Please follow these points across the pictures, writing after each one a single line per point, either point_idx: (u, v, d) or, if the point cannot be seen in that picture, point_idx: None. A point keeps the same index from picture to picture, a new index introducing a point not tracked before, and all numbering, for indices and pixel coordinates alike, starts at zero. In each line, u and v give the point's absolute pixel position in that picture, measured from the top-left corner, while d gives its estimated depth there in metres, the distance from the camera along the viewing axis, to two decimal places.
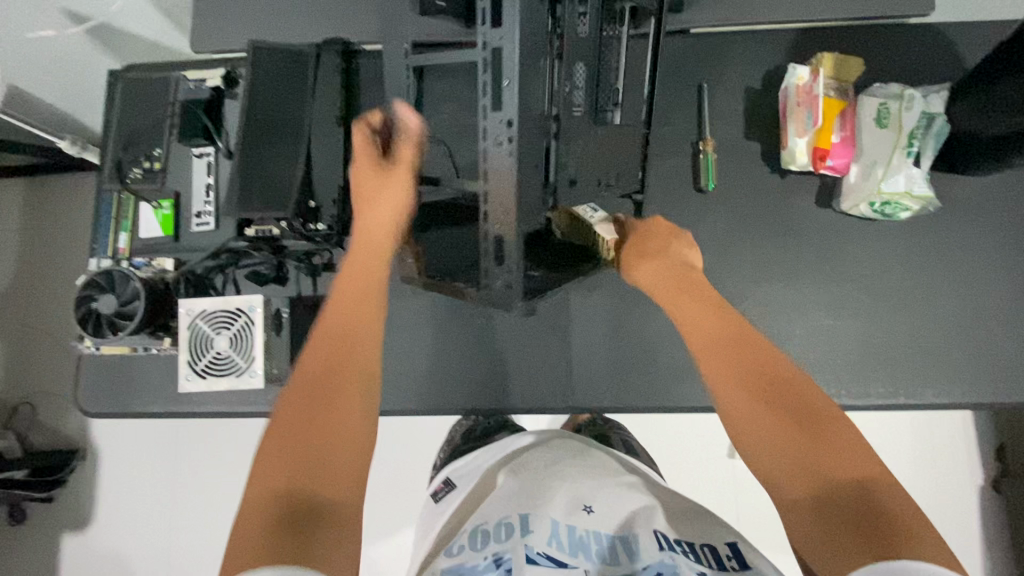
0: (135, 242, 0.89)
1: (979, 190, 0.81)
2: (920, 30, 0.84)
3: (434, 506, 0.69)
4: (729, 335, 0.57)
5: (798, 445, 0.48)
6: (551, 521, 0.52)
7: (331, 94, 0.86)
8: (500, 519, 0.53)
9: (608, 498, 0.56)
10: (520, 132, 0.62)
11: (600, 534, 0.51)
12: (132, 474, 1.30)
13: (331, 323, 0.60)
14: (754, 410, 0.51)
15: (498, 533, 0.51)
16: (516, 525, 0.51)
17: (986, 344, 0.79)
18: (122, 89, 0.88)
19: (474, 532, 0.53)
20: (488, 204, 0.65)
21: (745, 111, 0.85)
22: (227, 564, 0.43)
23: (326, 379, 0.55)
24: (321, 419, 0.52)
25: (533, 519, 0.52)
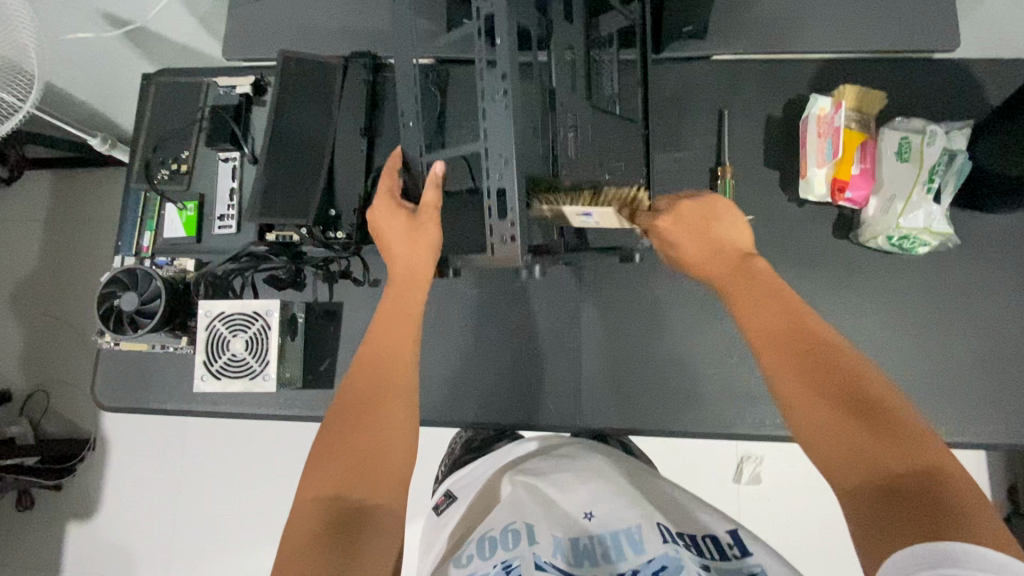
0: (159, 241, 0.91)
1: (1002, 227, 0.80)
2: (944, 66, 0.84)
3: (436, 520, 0.69)
4: (786, 319, 0.56)
5: (857, 433, 0.47)
6: (556, 534, 0.51)
7: (355, 105, 0.88)
8: (507, 526, 0.52)
9: (607, 494, 0.56)
10: (515, 85, 0.60)
11: (603, 534, 0.51)
12: (140, 466, 1.32)
13: (381, 337, 0.65)
14: (808, 394, 0.51)
15: (506, 540, 0.50)
16: (522, 533, 0.50)
17: (1004, 386, 0.78)
18: (157, 92, 0.93)
19: (482, 540, 0.52)
20: (488, 160, 0.62)
21: (765, 139, 0.85)
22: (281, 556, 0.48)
23: (367, 399, 0.59)
24: (363, 434, 0.56)
25: (539, 529, 0.51)
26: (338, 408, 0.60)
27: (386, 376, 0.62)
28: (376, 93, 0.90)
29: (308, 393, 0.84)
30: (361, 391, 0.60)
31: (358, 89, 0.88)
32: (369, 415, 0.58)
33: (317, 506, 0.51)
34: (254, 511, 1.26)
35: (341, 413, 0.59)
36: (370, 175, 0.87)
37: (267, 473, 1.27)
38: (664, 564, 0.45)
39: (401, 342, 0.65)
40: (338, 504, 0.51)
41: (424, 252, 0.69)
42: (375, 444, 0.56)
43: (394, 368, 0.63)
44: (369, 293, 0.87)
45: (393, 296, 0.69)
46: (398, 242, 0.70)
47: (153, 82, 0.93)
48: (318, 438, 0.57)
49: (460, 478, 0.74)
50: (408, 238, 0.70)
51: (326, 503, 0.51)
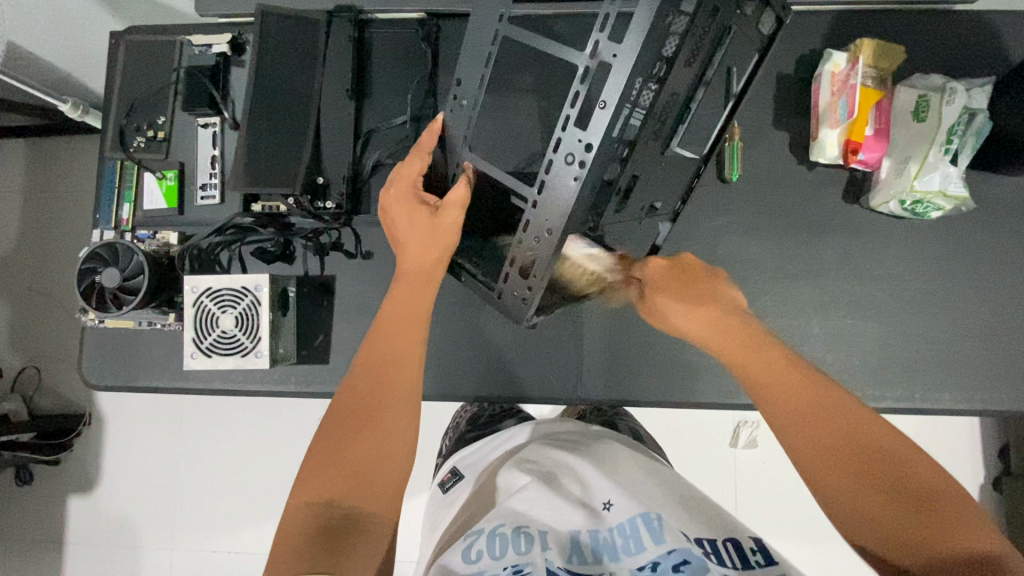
0: (139, 213, 0.87)
1: (1016, 189, 0.78)
2: (965, 17, 0.79)
3: (442, 497, 0.69)
4: (788, 375, 0.55)
5: (892, 508, 0.46)
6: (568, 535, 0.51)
7: (341, 65, 0.83)
8: (518, 526, 0.51)
9: (624, 488, 0.55)
10: (595, 160, 0.57)
11: (618, 526, 0.51)
12: (137, 440, 1.31)
13: (382, 339, 0.62)
14: (836, 464, 0.49)
15: (518, 542, 0.48)
16: (535, 538, 0.49)
17: (1011, 351, 0.77)
18: (126, 51, 0.87)
19: (493, 534, 0.50)
20: (532, 214, 0.62)
21: (775, 98, 0.81)
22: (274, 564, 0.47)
23: (371, 400, 0.58)
24: (368, 433, 0.55)
25: (551, 537, 0.50)
26: (337, 411, 0.58)
27: (390, 382, 0.59)
28: (363, 53, 0.85)
29: (302, 368, 0.82)
30: (365, 396, 0.58)
31: (345, 49, 0.83)
32: (372, 421, 0.56)
33: (310, 515, 0.50)
34: (253, 483, 1.27)
35: (342, 417, 0.57)
36: (358, 140, 0.84)
37: (266, 445, 1.27)
38: (685, 557, 0.45)
39: (406, 346, 0.62)
40: (334, 512, 0.50)
41: (437, 252, 0.66)
42: (375, 450, 0.54)
43: (392, 372, 0.60)
44: (362, 265, 0.84)
45: (410, 295, 0.65)
46: (416, 235, 0.67)
47: (122, 40, 0.87)
48: (315, 438, 0.56)
49: (468, 456, 0.74)
50: (427, 230, 0.66)
51: (318, 512, 0.50)
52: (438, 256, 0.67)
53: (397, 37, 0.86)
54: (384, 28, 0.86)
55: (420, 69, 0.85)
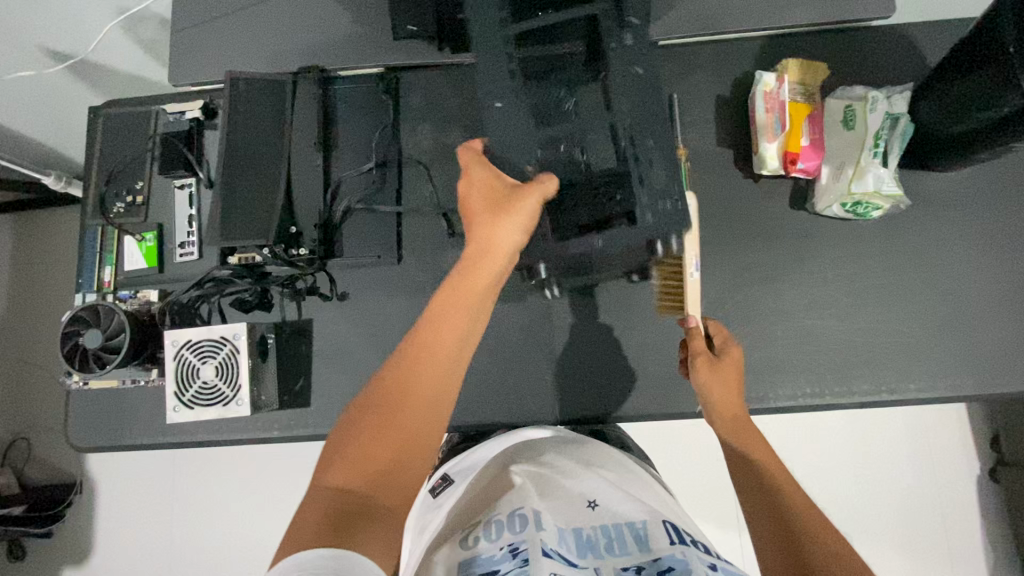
0: (120, 275, 0.90)
1: (949, 184, 0.82)
2: (882, 32, 0.86)
3: (431, 501, 0.69)
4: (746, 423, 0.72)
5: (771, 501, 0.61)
6: (560, 526, 0.53)
7: (308, 122, 0.88)
8: (514, 511, 0.55)
9: (612, 490, 0.58)
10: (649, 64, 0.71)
11: (606, 528, 0.53)
12: (130, 503, 1.30)
13: (438, 320, 0.61)
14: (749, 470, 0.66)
15: (513, 523, 0.52)
16: (529, 518, 0.52)
17: (967, 338, 0.80)
18: (106, 123, 0.93)
19: (490, 523, 0.54)
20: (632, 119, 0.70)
21: (716, 119, 0.86)
22: (290, 533, 0.48)
23: (401, 386, 0.57)
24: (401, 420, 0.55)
25: (545, 517, 0.53)
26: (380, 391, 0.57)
27: (426, 369, 0.58)
28: (329, 107, 0.90)
29: (285, 414, 0.84)
30: (402, 378, 0.57)
31: (310, 105, 0.89)
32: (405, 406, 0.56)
33: (330, 498, 0.50)
34: (251, 539, 1.25)
35: (385, 395, 0.56)
36: (329, 190, 0.86)
37: (261, 497, 1.26)
38: (670, 564, 0.46)
39: (444, 332, 0.60)
40: (348, 500, 0.50)
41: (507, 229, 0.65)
42: (412, 440, 0.55)
43: (431, 358, 0.59)
44: (339, 306, 0.87)
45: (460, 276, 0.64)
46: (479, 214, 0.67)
47: (101, 114, 0.93)
48: (355, 411, 0.56)
49: (460, 461, 0.74)
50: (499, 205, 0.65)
51: (335, 494, 0.51)
52: (501, 240, 0.65)
53: (360, 90, 0.91)
54: (347, 83, 0.92)
55: (383, 118, 0.90)
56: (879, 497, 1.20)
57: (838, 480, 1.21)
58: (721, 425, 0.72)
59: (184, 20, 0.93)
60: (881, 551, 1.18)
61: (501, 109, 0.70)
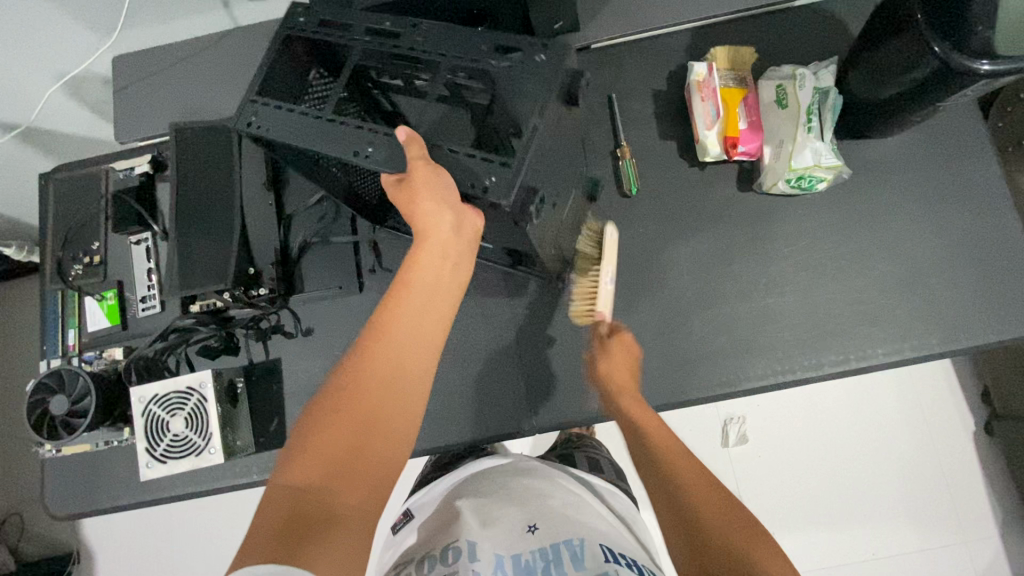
0: (84, 337, 0.89)
1: (890, 148, 0.84)
2: (804, 10, 0.88)
3: (393, 539, 0.70)
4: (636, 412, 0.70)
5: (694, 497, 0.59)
6: (496, 555, 0.51)
7: (256, 161, 0.88)
8: (449, 544, 0.53)
9: (556, 515, 0.57)
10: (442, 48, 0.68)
11: (545, 549, 0.52)
12: (127, 567, 1.28)
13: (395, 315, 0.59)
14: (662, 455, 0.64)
15: (447, 558, 0.51)
16: (463, 551, 0.51)
17: (929, 295, 0.80)
18: (56, 188, 0.93)
19: (424, 561, 0.53)
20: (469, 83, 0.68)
21: (655, 113, 0.89)
22: (244, 545, 0.47)
23: (345, 396, 0.54)
24: (358, 422, 0.53)
25: (479, 547, 0.52)
26: (327, 404, 0.54)
27: (376, 365, 0.56)
28: None
29: (261, 456, 0.83)
30: (346, 386, 0.55)
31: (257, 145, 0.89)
32: (352, 410, 0.53)
33: (287, 493, 0.49)
34: None
35: (333, 408, 0.54)
36: (282, 225, 0.88)
37: None
38: None
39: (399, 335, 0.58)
40: (304, 500, 0.49)
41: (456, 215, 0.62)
42: (370, 436, 0.53)
43: (379, 358, 0.56)
44: (305, 341, 0.86)
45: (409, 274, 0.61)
46: (418, 203, 0.60)
47: (51, 180, 0.94)
48: (304, 428, 0.54)
49: (421, 496, 0.74)
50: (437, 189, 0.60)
51: (292, 495, 0.49)
52: (439, 221, 0.61)
53: None
54: None
55: None
56: (879, 466, 1.19)
57: (834, 453, 1.21)
58: (623, 404, 0.71)
59: (124, 79, 0.94)
60: (887, 520, 1.17)
61: (375, 144, 0.66)
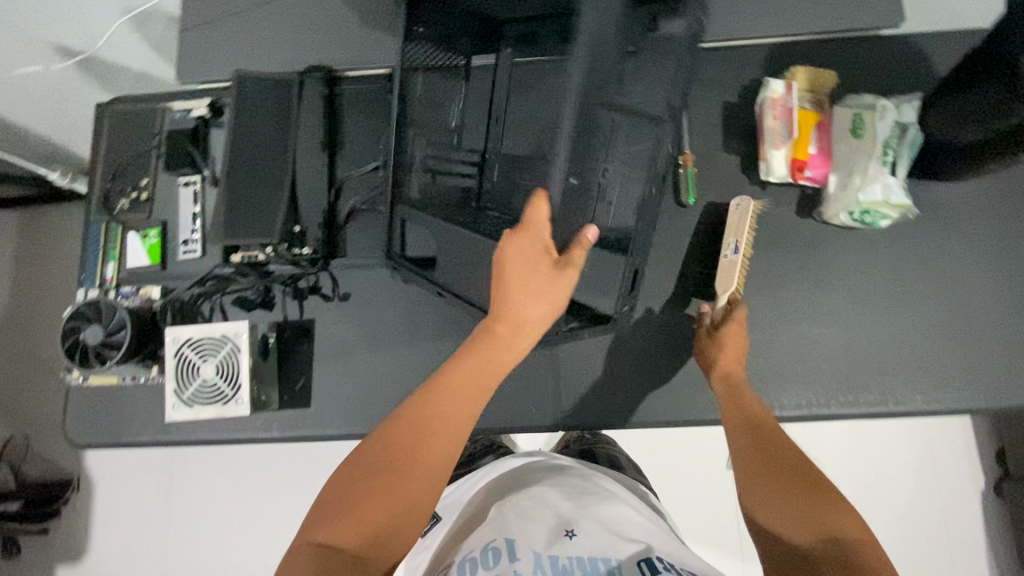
0: (123, 271, 0.89)
1: (958, 193, 0.82)
2: (890, 40, 0.86)
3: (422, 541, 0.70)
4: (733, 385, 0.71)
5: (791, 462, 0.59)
6: (534, 553, 0.51)
7: (312, 121, 0.88)
8: (488, 545, 0.53)
9: (592, 520, 0.56)
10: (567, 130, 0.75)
11: (581, 553, 0.51)
12: (129, 501, 1.32)
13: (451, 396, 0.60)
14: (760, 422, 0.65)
15: (486, 559, 0.51)
16: (502, 550, 0.51)
17: (977, 348, 0.79)
18: (110, 119, 0.93)
19: (462, 561, 0.52)
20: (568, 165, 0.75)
21: (722, 126, 0.87)
22: None
23: (410, 451, 0.56)
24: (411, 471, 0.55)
25: (519, 546, 0.52)
26: (387, 455, 0.55)
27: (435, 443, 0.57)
28: (333, 104, 0.91)
29: (284, 414, 0.83)
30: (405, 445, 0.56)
31: (316, 104, 0.89)
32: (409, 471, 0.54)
33: (314, 550, 0.49)
34: (251, 537, 1.27)
35: (394, 463, 0.55)
36: (332, 188, 0.87)
37: (260, 497, 1.28)
38: None
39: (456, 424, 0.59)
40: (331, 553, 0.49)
41: (536, 321, 0.69)
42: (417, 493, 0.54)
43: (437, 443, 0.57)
44: (341, 307, 0.86)
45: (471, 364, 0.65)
46: (522, 299, 0.68)
47: (106, 110, 0.93)
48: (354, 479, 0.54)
49: (449, 495, 0.75)
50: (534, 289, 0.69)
51: (318, 548, 0.49)
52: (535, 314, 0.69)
53: (364, 90, 0.91)
54: (351, 84, 0.92)
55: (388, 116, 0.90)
56: (884, 513, 1.18)
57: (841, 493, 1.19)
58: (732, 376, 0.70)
59: (193, 19, 0.93)
60: None
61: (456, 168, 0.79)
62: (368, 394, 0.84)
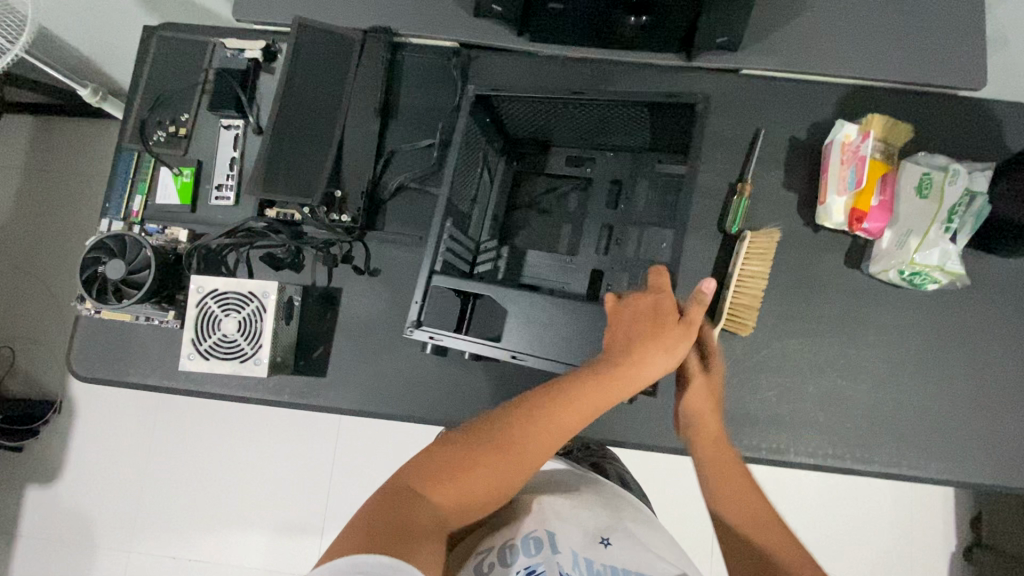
0: (150, 206, 0.86)
1: (1010, 269, 0.81)
2: (967, 103, 0.84)
3: None
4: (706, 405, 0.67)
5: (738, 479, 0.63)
6: (574, 555, 0.55)
7: (368, 87, 0.86)
8: (527, 533, 0.57)
9: (626, 534, 0.59)
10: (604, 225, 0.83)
11: (617, 567, 0.53)
12: (112, 432, 1.30)
13: (569, 395, 0.58)
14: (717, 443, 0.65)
15: (528, 546, 0.55)
16: (543, 541, 0.56)
17: (999, 426, 0.78)
18: (158, 46, 0.89)
19: (503, 547, 0.56)
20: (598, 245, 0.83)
21: (786, 161, 0.85)
22: (348, 530, 0.48)
23: (504, 429, 0.56)
24: (501, 451, 0.55)
25: (558, 539, 0.56)
26: (488, 424, 0.56)
27: (530, 435, 0.56)
28: (394, 75, 0.89)
29: (297, 379, 0.81)
30: (500, 425, 0.56)
31: (376, 67, 0.86)
32: (500, 447, 0.55)
33: (401, 495, 0.51)
34: (231, 487, 1.26)
35: (486, 438, 0.55)
36: (380, 159, 0.86)
37: (245, 447, 1.27)
38: None
39: (556, 431, 0.57)
40: (410, 499, 0.51)
41: (654, 374, 0.62)
42: (496, 475, 0.54)
43: (536, 449, 0.56)
44: (369, 281, 0.84)
45: (584, 390, 0.59)
46: (649, 349, 0.62)
47: (155, 35, 0.89)
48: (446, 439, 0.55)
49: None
50: (659, 342, 0.62)
51: (406, 495, 0.51)
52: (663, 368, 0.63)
53: (427, 64, 0.89)
54: (414, 53, 0.90)
55: (449, 96, 0.88)
56: (854, 562, 1.20)
57: (818, 536, 1.21)
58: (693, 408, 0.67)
59: None
60: None
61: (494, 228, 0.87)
62: (384, 374, 0.82)
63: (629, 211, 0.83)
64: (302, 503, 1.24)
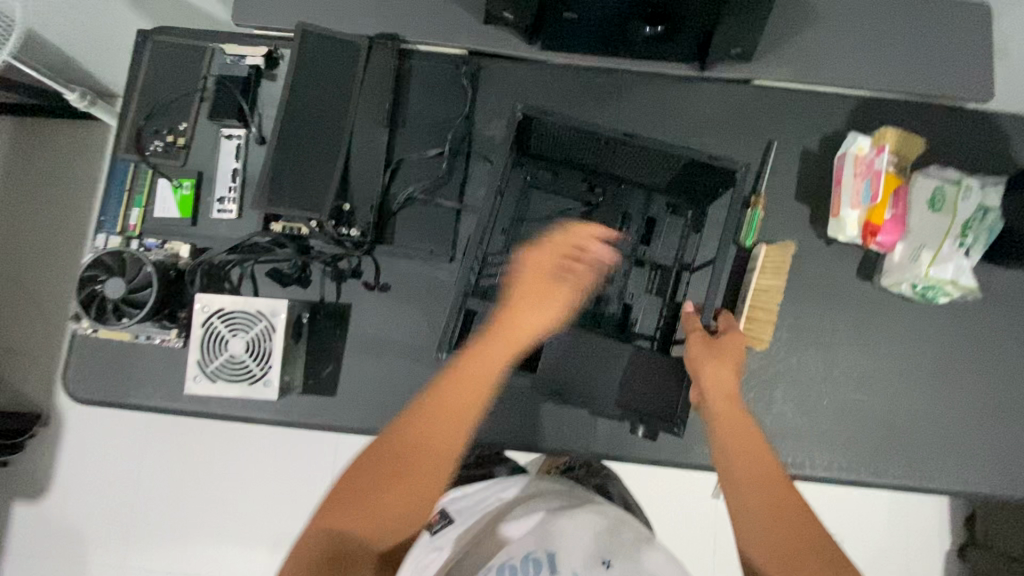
0: (147, 220, 0.82)
1: (1017, 281, 0.82)
2: (975, 116, 0.85)
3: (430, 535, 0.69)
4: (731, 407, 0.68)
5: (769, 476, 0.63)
6: None
7: (374, 94, 0.82)
8: (526, 553, 0.57)
9: (629, 554, 0.56)
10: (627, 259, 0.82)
11: None
12: (102, 446, 1.26)
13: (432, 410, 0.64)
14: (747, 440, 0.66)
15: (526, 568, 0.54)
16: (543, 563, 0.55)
17: (1006, 437, 0.79)
18: (152, 51, 0.85)
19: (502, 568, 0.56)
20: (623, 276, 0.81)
21: (799, 173, 0.85)
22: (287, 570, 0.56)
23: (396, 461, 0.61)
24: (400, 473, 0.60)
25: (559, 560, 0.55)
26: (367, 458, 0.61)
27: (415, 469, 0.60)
28: (401, 82, 0.85)
29: (306, 398, 0.79)
30: (387, 449, 0.61)
31: (382, 74, 0.83)
32: (398, 474, 0.60)
33: (320, 540, 0.57)
34: (229, 501, 1.23)
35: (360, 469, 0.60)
36: (388, 169, 0.83)
37: (243, 461, 1.24)
38: None
39: (457, 412, 0.64)
40: (338, 542, 0.57)
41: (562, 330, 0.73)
42: (415, 489, 0.60)
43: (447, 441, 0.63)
44: (379, 296, 0.82)
45: (441, 393, 0.65)
46: (526, 307, 0.71)
47: (149, 40, 0.85)
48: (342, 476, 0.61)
49: (456, 499, 0.72)
50: (540, 298, 0.73)
51: (328, 542, 0.57)
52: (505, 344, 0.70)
53: (434, 71, 0.86)
54: (421, 59, 0.86)
55: (458, 106, 0.85)
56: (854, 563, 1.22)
57: None
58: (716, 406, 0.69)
59: None
60: None
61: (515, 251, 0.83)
62: (396, 391, 0.80)
63: (641, 244, 0.83)
64: (302, 516, 1.22)
